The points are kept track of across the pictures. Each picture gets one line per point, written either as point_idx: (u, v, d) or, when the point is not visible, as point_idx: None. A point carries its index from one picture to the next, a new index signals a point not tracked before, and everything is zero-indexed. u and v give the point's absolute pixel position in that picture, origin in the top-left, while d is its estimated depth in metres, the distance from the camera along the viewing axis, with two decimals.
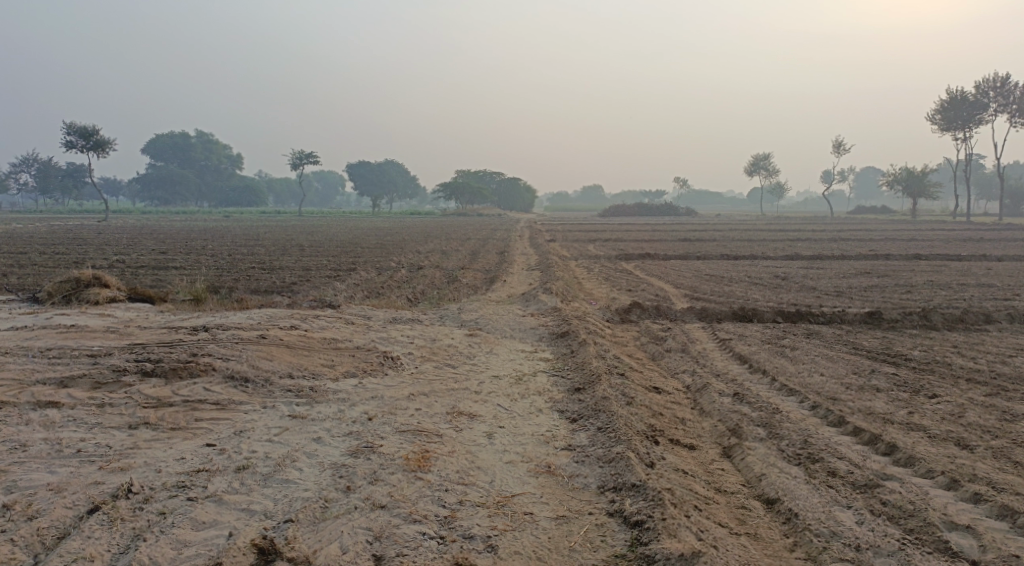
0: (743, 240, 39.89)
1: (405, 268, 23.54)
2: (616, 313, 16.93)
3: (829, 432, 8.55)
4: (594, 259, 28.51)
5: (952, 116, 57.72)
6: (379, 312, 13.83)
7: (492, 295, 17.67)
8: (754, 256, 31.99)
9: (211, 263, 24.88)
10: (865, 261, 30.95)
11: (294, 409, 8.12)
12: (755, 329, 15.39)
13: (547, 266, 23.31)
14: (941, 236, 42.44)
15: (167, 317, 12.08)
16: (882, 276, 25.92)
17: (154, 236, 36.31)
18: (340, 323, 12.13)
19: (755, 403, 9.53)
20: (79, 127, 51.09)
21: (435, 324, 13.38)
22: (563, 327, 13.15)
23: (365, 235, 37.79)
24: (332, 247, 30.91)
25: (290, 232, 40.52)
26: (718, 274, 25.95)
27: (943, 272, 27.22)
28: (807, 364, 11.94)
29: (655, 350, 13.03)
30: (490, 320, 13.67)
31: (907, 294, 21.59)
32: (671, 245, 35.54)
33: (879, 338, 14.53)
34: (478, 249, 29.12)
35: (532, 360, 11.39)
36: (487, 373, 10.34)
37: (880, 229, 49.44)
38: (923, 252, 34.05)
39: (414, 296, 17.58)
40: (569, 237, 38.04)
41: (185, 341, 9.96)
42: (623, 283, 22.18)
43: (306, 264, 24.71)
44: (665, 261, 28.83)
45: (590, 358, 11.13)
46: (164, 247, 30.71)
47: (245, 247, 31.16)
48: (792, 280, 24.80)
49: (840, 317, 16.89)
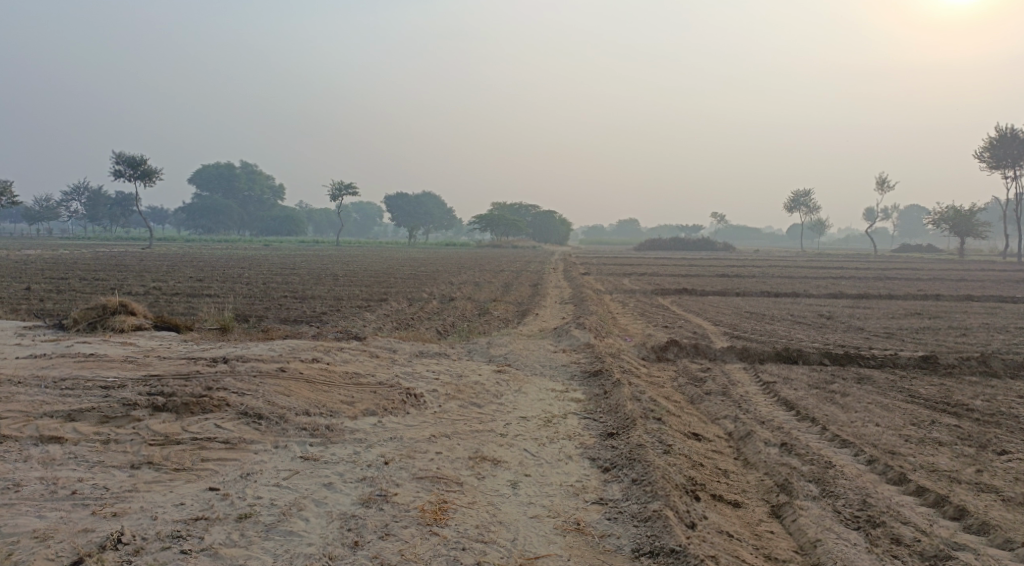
0: (785, 277, 38.99)
1: (438, 299, 23.05)
2: (653, 350, 16.24)
3: (888, 495, 7.86)
4: (630, 294, 27.85)
5: (1000, 154, 56.31)
6: (406, 345, 13.31)
7: (524, 329, 17.07)
8: (796, 294, 31.06)
9: (244, 291, 24.60)
10: (913, 301, 29.86)
11: (306, 450, 7.57)
12: (801, 372, 14.64)
13: (582, 300, 22.69)
14: (992, 276, 41.05)
15: (188, 347, 11.66)
16: (933, 318, 24.91)
17: (192, 264, 36.34)
18: (364, 356, 11.62)
19: (805, 459, 8.86)
20: (126, 157, 51.73)
21: (463, 359, 12.81)
22: (597, 365, 12.50)
23: (400, 265, 37.51)
24: (366, 277, 30.59)
25: (327, 262, 40.41)
26: (758, 311, 25.13)
27: (997, 314, 26.19)
28: (860, 414, 11.19)
29: (694, 392, 12.33)
30: (521, 356, 13.08)
31: (961, 337, 20.65)
32: (710, 281, 34.75)
33: (936, 386, 13.70)
34: (512, 282, 28.61)
35: (563, 400, 10.76)
36: (515, 414, 9.73)
37: (925, 268, 48.13)
38: (974, 292, 32.83)
39: (444, 329, 17.03)
40: (604, 271, 37.34)
41: (201, 374, 9.48)
42: (660, 319, 21.49)
43: (339, 294, 24.33)
44: (704, 297, 28.07)
45: (625, 400, 10.47)
46: (200, 275, 30.55)
47: (279, 276, 30.96)
48: (837, 320, 23.89)
49: (892, 360, 16.07)
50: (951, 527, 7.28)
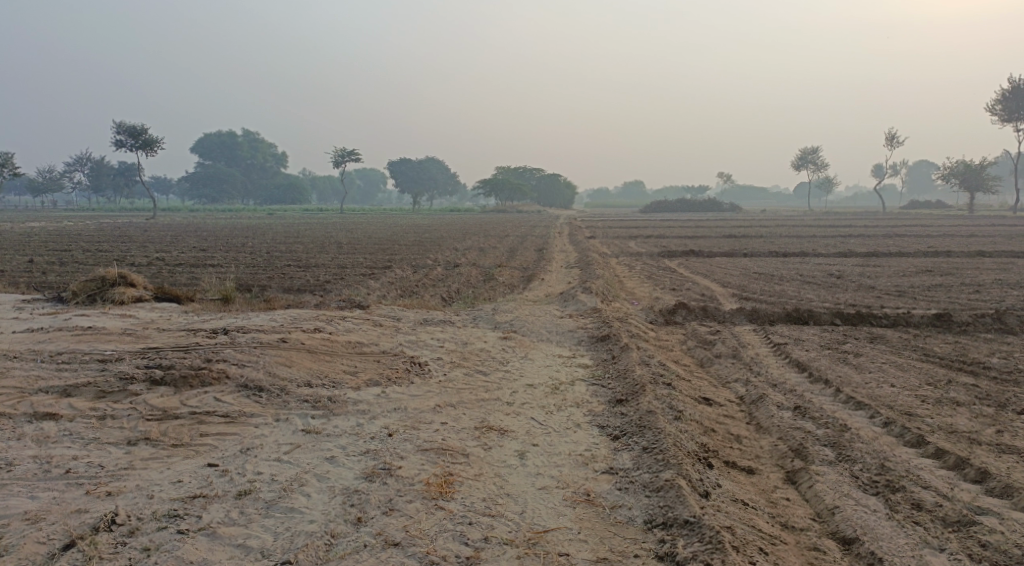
0: (793, 236, 38.59)
1: (443, 265, 22.79)
2: (661, 313, 15.99)
3: (907, 460, 7.63)
4: (637, 257, 27.56)
5: (1012, 106, 55.42)
6: (410, 313, 13.08)
7: (529, 295, 16.83)
8: (805, 253, 30.70)
9: (247, 261, 24.36)
10: (924, 258, 29.47)
11: (308, 423, 7.37)
12: (812, 332, 14.39)
13: (589, 263, 22.42)
14: (1003, 232, 40.53)
15: (188, 318, 11.46)
16: (945, 275, 24.57)
17: (195, 233, 36.12)
18: (367, 325, 11.40)
19: (820, 422, 8.63)
20: (127, 127, 51.31)
21: (468, 326, 12.59)
22: (605, 330, 12.26)
23: (404, 232, 37.22)
24: (370, 244, 30.31)
25: (332, 229, 40.19)
26: (767, 272, 24.82)
27: (1009, 269, 25.85)
28: (875, 375, 10.95)
29: (704, 356, 12.09)
30: (527, 322, 12.84)
31: (974, 294, 20.34)
32: (717, 241, 34.39)
33: (951, 345, 13.44)
34: (517, 246, 28.32)
35: (571, 366, 10.54)
36: (522, 381, 9.51)
37: (935, 225, 47.60)
38: (986, 248, 32.41)
39: (449, 295, 16.80)
40: (609, 234, 37.00)
41: (200, 346, 9.26)
42: (668, 281, 21.23)
43: (343, 262, 24.08)
44: (711, 258, 27.75)
45: (634, 365, 10.24)
46: (203, 245, 30.32)
47: (284, 244, 30.72)
48: (847, 279, 23.58)
49: (905, 319, 15.80)
50: (973, 491, 7.07)
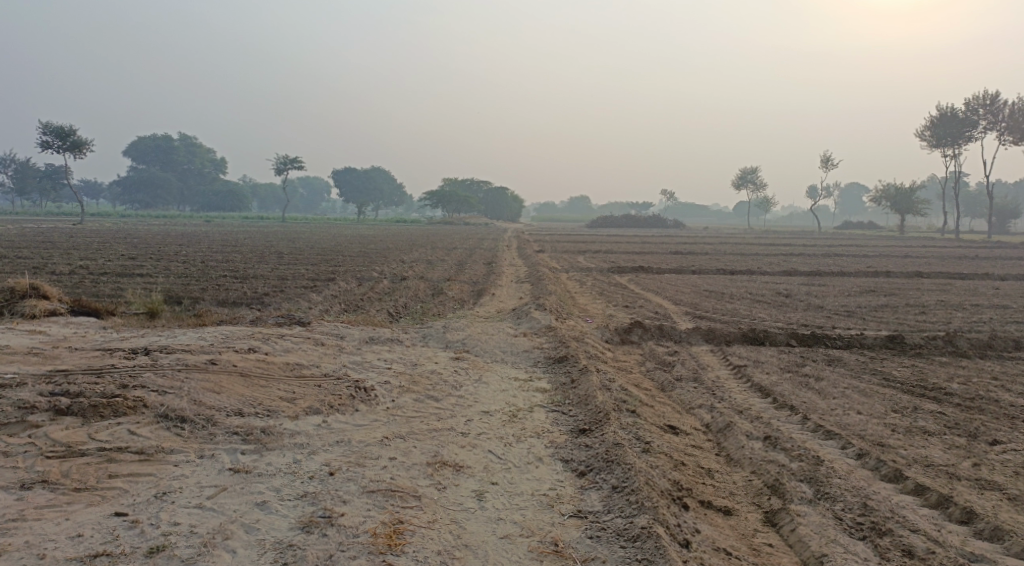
0: (737, 254, 38.65)
1: (388, 278, 22.00)
2: (615, 332, 15.45)
3: (889, 497, 7.16)
4: (585, 272, 27.11)
5: (941, 132, 56.82)
6: (355, 330, 12.28)
7: (479, 311, 16.15)
8: (751, 271, 30.65)
9: (180, 271, 23.21)
10: (866, 278, 29.63)
11: (236, 460, 6.60)
12: (770, 354, 13.99)
13: (538, 278, 21.86)
14: (936, 253, 41.29)
15: (107, 335, 10.51)
16: (889, 295, 24.60)
17: (128, 241, 34.59)
18: (307, 344, 10.58)
19: (793, 453, 8.12)
20: (54, 128, 49.23)
21: (417, 345, 11.85)
22: (562, 351, 11.63)
23: (348, 242, 36.25)
24: (312, 255, 29.32)
25: (272, 239, 39.00)
26: (717, 289, 24.57)
27: (950, 291, 26.04)
28: (840, 401, 10.51)
29: (664, 379, 11.54)
30: (479, 341, 12.14)
31: (922, 316, 20.29)
32: (664, 258, 34.20)
33: (909, 368, 13.14)
34: (464, 259, 27.63)
35: (527, 391, 9.88)
36: (476, 408, 8.82)
37: (870, 245, 48.34)
38: (923, 269, 32.83)
39: (396, 310, 16.03)
40: (557, 248, 36.60)
41: (117, 369, 8.37)
42: (619, 298, 20.76)
43: (283, 273, 23.10)
44: (659, 275, 27.45)
45: (595, 390, 9.62)
46: (134, 253, 28.98)
47: (220, 254, 29.51)
48: (796, 298, 23.42)
49: (860, 341, 15.52)
50: (961, 533, 6.58)
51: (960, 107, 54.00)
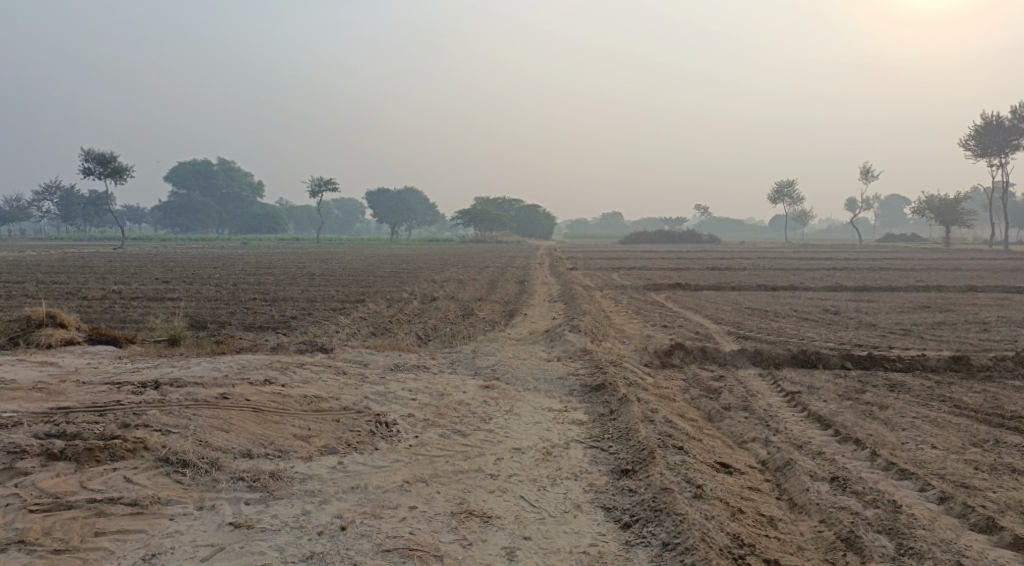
0: (778, 269, 37.46)
1: (418, 299, 21.33)
2: (656, 355, 14.57)
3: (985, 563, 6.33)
4: (622, 290, 26.23)
5: (986, 142, 55.01)
6: (380, 357, 11.55)
7: (512, 333, 15.36)
8: (795, 287, 29.55)
9: (209, 294, 22.74)
10: (917, 293, 28.32)
11: (239, 512, 5.93)
12: (825, 378, 13.04)
13: (573, 298, 21.05)
14: (987, 265, 39.64)
15: (119, 367, 9.89)
16: (943, 312, 23.37)
17: (160, 265, 34.36)
18: (327, 374, 9.86)
19: (866, 500, 7.30)
20: (95, 154, 49.52)
21: (445, 373, 11.08)
22: (600, 378, 10.79)
23: (380, 262, 35.71)
24: (343, 276, 28.79)
25: (304, 260, 38.60)
26: (759, 307, 23.56)
27: (1007, 305, 24.76)
28: (910, 434, 9.59)
29: (712, 408, 10.65)
30: (511, 367, 11.35)
31: (982, 334, 19.14)
32: (702, 274, 33.19)
33: (979, 394, 12.13)
34: (497, 279, 26.90)
35: (562, 423, 9.06)
36: (506, 445, 8.03)
37: (914, 258, 46.77)
38: (975, 283, 31.46)
39: (426, 334, 15.30)
40: (592, 265, 35.70)
41: (121, 406, 7.67)
42: (658, 318, 19.87)
43: (313, 295, 22.53)
44: (699, 292, 26.50)
45: (638, 424, 8.77)
46: (165, 276, 28.61)
47: (251, 276, 29.07)
48: (844, 315, 22.34)
49: (920, 363, 14.49)
50: None
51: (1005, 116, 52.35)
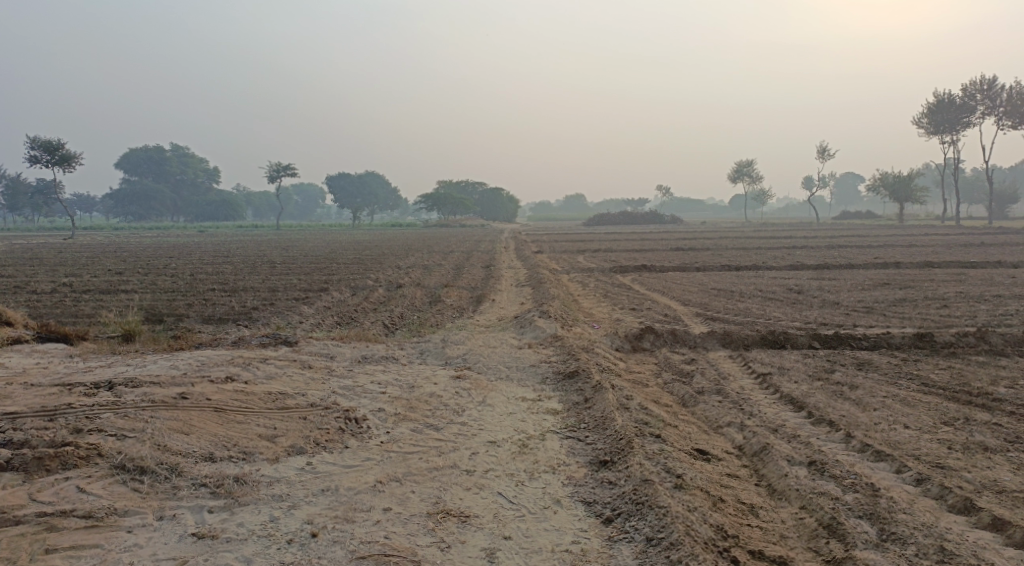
0: (740, 248, 37.62)
1: (383, 286, 21.00)
2: (626, 339, 14.45)
3: (968, 546, 6.27)
4: (587, 273, 26.11)
5: (938, 119, 55.72)
6: (347, 349, 11.26)
7: (480, 320, 15.14)
8: (758, 266, 29.66)
9: (166, 286, 22.17)
10: (877, 271, 28.59)
11: (202, 521, 5.76)
12: (795, 359, 13.02)
13: (539, 282, 20.86)
14: (942, 240, 40.20)
15: (73, 366, 9.49)
16: (904, 288, 23.58)
17: (115, 255, 33.46)
18: (293, 369, 9.56)
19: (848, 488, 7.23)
20: (42, 143, 48.10)
21: (414, 364, 10.83)
22: (572, 365, 10.61)
23: (342, 249, 35.18)
24: (305, 264, 28.27)
25: (264, 248, 37.93)
26: (725, 287, 23.58)
27: (965, 281, 25.08)
28: (883, 414, 9.55)
29: (685, 393, 10.54)
30: (482, 356, 11.13)
31: (944, 310, 19.32)
32: (666, 255, 33.17)
33: (947, 371, 12.17)
34: (462, 264, 26.61)
35: (536, 414, 8.87)
36: (481, 438, 7.82)
37: (871, 235, 47.34)
38: (932, 258, 31.85)
39: (392, 322, 15.02)
40: (556, 248, 35.52)
41: (73, 409, 7.34)
42: (625, 301, 19.77)
43: (274, 285, 22.06)
44: (664, 273, 26.47)
45: (613, 412, 8.62)
46: (120, 267, 27.86)
47: (209, 265, 28.42)
48: (808, 294, 22.43)
49: (887, 341, 14.53)
50: None
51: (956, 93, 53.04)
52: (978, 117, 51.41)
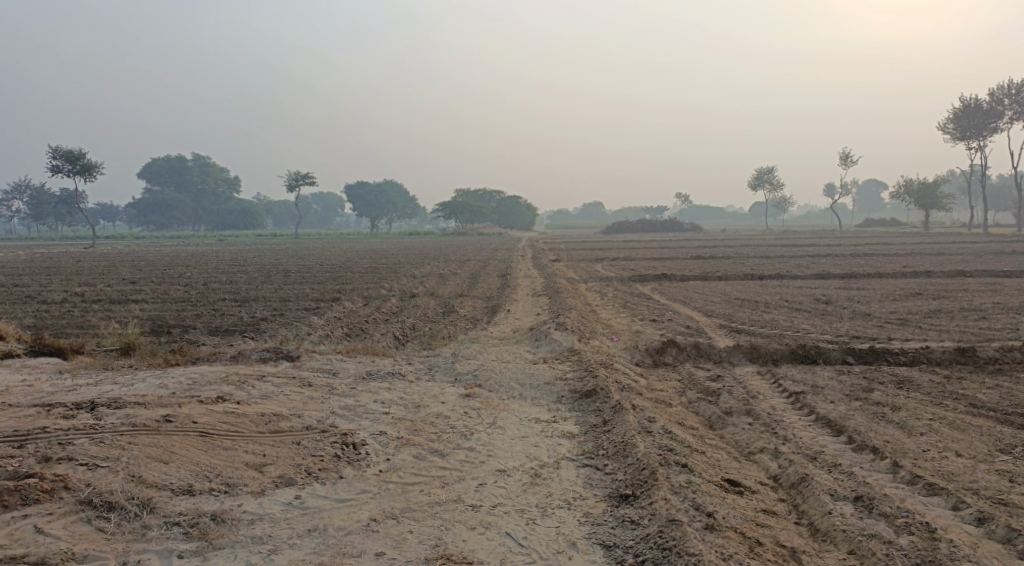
0: (762, 256, 36.70)
1: (396, 296, 20.35)
2: (648, 354, 13.70)
3: None
4: (606, 282, 25.37)
5: (964, 124, 54.56)
6: (351, 364, 10.59)
7: (495, 332, 14.45)
8: (782, 275, 28.80)
9: (176, 295, 21.65)
10: (906, 280, 27.62)
11: None
12: (829, 376, 12.22)
13: (557, 291, 20.15)
14: (971, 249, 39.04)
15: (59, 384, 8.89)
16: (937, 299, 22.63)
17: (130, 264, 33.03)
18: (291, 387, 8.88)
19: (899, 535, 6.50)
20: (63, 152, 48.00)
21: (422, 381, 10.14)
22: (590, 383, 9.87)
23: (357, 258, 34.61)
24: (319, 273, 27.70)
25: (281, 256, 37.46)
26: (749, 297, 22.75)
27: (999, 290, 24.11)
28: (930, 440, 8.77)
29: (712, 414, 9.77)
30: (494, 372, 10.40)
31: (982, 322, 18.40)
32: (687, 263, 32.34)
33: (994, 390, 11.33)
34: (478, 272, 25.95)
35: (551, 438, 8.15)
36: (490, 466, 7.11)
37: (896, 243, 46.28)
38: (963, 267, 30.80)
39: (403, 334, 14.36)
40: (575, 257, 34.76)
41: (46, 433, 6.68)
42: (646, 311, 19.03)
43: (286, 294, 21.47)
44: (685, 282, 25.67)
45: (636, 437, 7.88)
46: (133, 277, 27.38)
47: (222, 274, 27.86)
48: (837, 304, 21.57)
49: (925, 356, 13.68)
50: None
51: (983, 98, 51.85)
52: (1006, 122, 50.22)
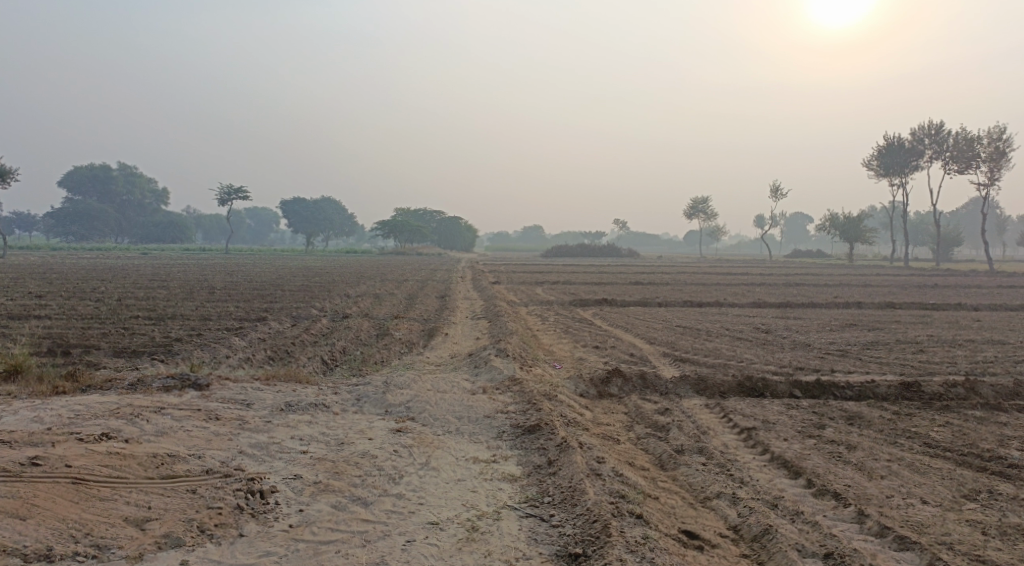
0: (698, 283, 36.54)
1: (326, 316, 19.24)
2: (592, 384, 12.94)
3: None
4: (545, 307, 24.61)
5: (888, 161, 55.82)
6: (269, 393, 9.53)
7: (430, 358, 13.52)
8: (720, 303, 28.52)
9: (86, 311, 20.10)
10: (840, 310, 27.57)
11: None
12: (779, 410, 11.61)
13: (495, 314, 19.33)
14: (898, 281, 39.58)
15: None
16: (873, 330, 22.45)
17: (42, 277, 30.99)
18: (195, 423, 7.81)
19: None
20: None
21: (348, 413, 9.16)
22: (533, 417, 9.03)
23: (288, 275, 33.30)
24: (247, 290, 26.32)
25: (207, 272, 35.82)
26: (689, 325, 22.30)
27: (931, 323, 24.15)
28: (893, 484, 8.16)
29: (663, 452, 9.03)
30: (427, 404, 9.49)
31: (920, 355, 18.17)
32: (625, 289, 31.91)
33: (946, 428, 10.85)
34: (413, 293, 24.95)
35: (490, 481, 7.29)
36: (420, 517, 6.22)
37: (825, 274, 46.85)
38: (893, 299, 30.98)
39: (331, 359, 13.33)
40: (513, 280, 34.03)
41: None
42: (587, 338, 18.33)
43: (206, 313, 20.10)
44: (624, 308, 25.13)
45: (584, 481, 7.07)
46: (41, 290, 25.56)
47: (141, 290, 26.32)
48: (777, 334, 21.22)
49: (871, 391, 13.19)
50: None
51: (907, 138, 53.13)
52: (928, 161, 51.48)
